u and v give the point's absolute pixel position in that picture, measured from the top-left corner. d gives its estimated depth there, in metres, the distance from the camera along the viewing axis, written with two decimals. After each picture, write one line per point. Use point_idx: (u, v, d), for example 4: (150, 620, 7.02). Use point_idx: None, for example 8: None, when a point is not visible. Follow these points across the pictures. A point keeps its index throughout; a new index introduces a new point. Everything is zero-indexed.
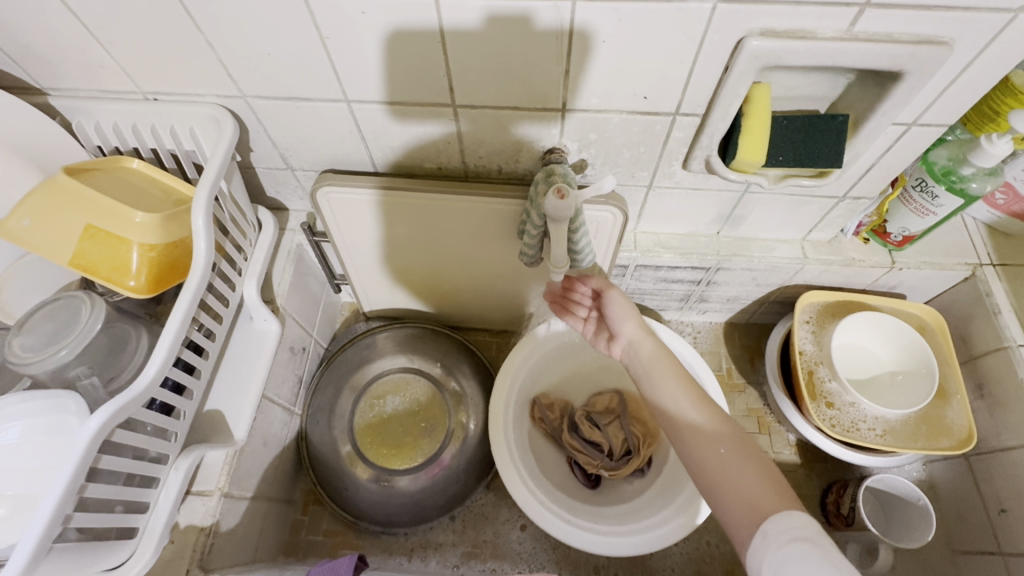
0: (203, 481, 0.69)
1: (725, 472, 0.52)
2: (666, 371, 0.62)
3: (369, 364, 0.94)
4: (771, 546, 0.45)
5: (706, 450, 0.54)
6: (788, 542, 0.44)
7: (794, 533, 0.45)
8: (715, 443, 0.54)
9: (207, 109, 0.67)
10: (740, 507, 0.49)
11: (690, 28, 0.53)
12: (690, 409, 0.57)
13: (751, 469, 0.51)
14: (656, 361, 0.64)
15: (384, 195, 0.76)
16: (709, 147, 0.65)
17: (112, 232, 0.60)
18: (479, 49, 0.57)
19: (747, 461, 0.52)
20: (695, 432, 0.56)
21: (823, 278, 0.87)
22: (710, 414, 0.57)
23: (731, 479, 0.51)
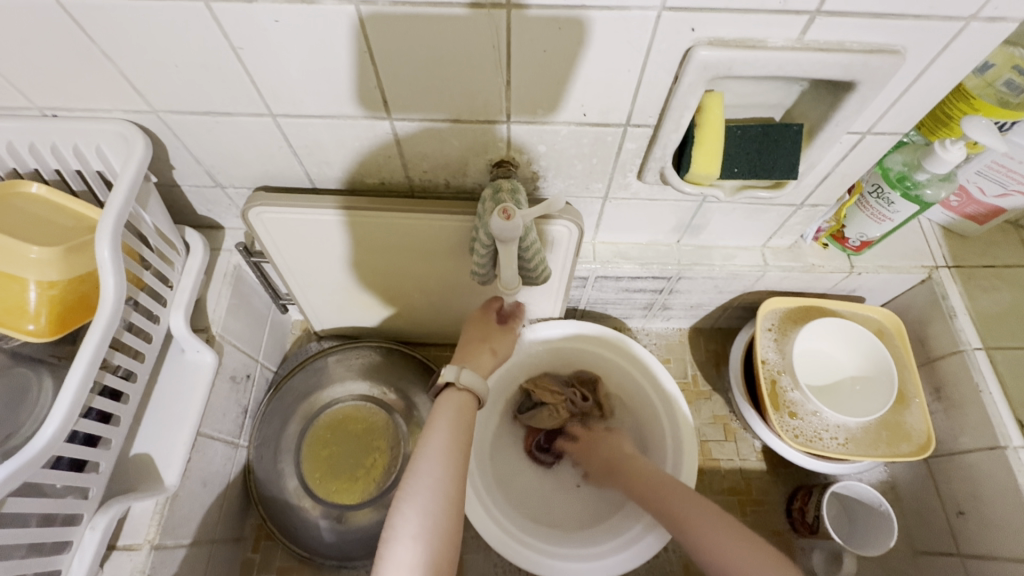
0: (129, 534, 0.63)
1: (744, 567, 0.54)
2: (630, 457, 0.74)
3: (319, 389, 0.89)
4: None
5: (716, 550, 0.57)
6: None
7: None
8: (722, 540, 0.57)
9: (113, 126, 0.60)
10: None
11: (636, 36, 0.49)
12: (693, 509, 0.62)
13: (764, 562, 0.54)
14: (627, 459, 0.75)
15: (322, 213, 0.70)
16: (663, 159, 0.62)
17: (1, 270, 0.53)
18: (409, 59, 0.52)
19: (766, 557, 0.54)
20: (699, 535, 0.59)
21: (784, 283, 0.86)
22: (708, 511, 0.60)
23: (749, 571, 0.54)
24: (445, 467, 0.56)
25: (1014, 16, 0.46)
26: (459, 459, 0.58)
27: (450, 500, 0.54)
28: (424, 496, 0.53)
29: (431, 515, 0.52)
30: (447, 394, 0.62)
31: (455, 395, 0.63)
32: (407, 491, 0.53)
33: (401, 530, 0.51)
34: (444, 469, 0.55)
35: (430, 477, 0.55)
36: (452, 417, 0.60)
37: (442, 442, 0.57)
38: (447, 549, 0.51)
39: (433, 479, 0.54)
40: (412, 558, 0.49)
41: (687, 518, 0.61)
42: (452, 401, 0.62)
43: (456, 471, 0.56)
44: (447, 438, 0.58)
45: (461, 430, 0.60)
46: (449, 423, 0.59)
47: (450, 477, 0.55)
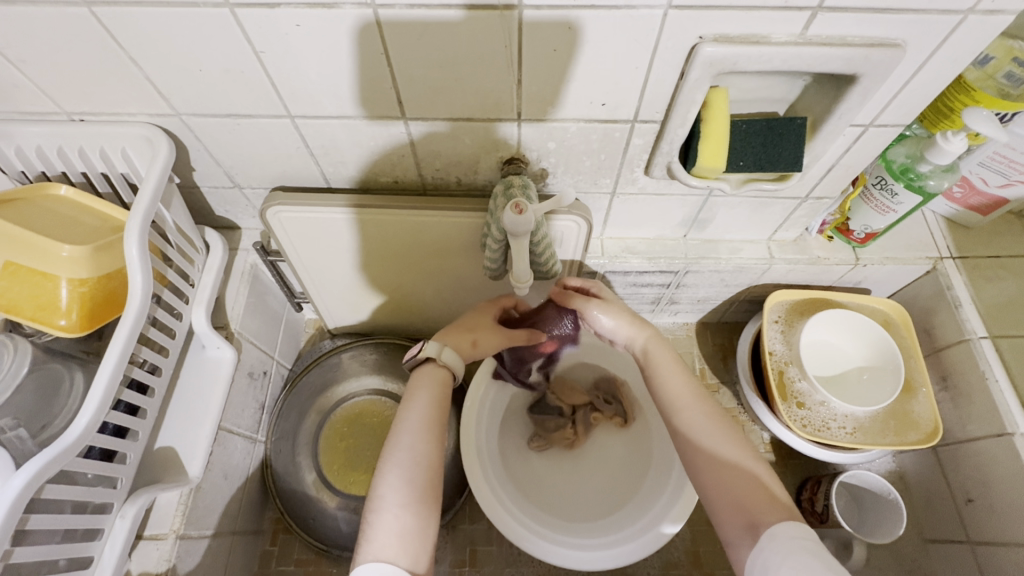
0: (156, 524, 0.65)
1: (722, 473, 0.55)
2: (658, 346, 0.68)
3: (334, 385, 0.91)
4: (767, 544, 0.48)
5: (712, 453, 0.57)
6: (787, 539, 0.47)
7: (791, 534, 0.48)
8: (719, 448, 0.57)
9: (138, 129, 0.63)
10: (727, 501, 0.54)
11: (643, 34, 0.51)
12: (689, 407, 0.62)
13: (740, 471, 0.55)
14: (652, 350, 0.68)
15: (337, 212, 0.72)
16: (670, 154, 0.64)
17: (34, 268, 0.55)
18: (424, 61, 0.54)
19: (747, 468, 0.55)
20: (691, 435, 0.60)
21: (790, 276, 0.87)
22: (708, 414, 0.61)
23: (729, 475, 0.55)
24: (424, 440, 0.58)
25: (1011, 8, 0.47)
26: (439, 431, 0.59)
27: (431, 471, 0.56)
28: (405, 467, 0.55)
29: (414, 485, 0.54)
30: (423, 369, 0.63)
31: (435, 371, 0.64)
32: (389, 463, 0.55)
33: (388, 500, 0.53)
34: (425, 443, 0.57)
35: (411, 449, 0.57)
36: (432, 385, 0.62)
37: (421, 415, 0.59)
38: (431, 515, 0.54)
39: (416, 452, 0.56)
40: (399, 526, 0.51)
41: (688, 415, 0.61)
42: (430, 375, 0.63)
43: (436, 442, 0.58)
44: (426, 411, 0.60)
45: (441, 401, 0.61)
46: (427, 393, 0.61)
47: (430, 447, 0.57)
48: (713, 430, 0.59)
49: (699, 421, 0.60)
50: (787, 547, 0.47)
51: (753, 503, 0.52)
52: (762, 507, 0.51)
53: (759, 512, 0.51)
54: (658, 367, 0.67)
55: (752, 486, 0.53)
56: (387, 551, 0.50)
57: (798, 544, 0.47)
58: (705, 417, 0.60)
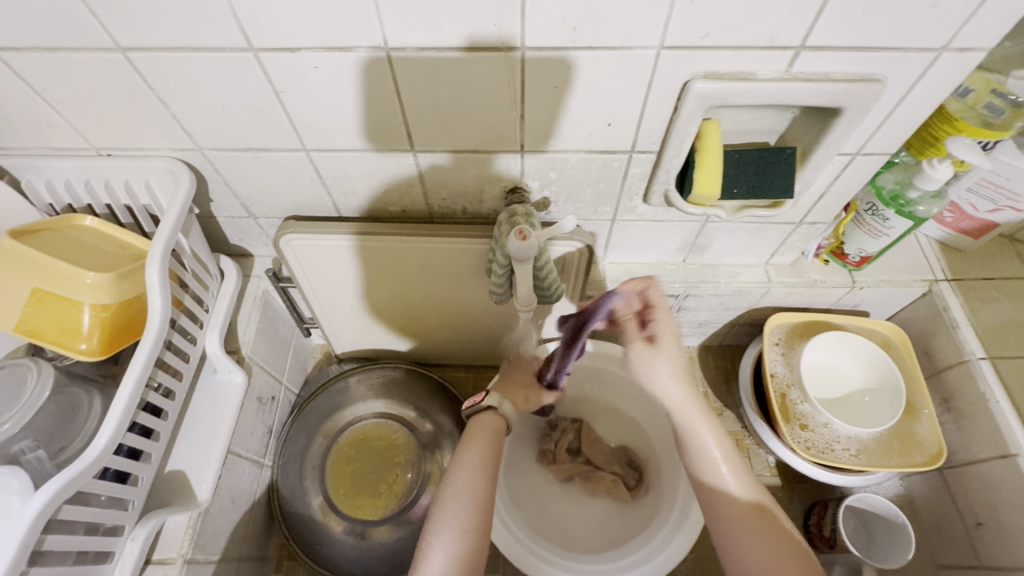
0: (164, 549, 0.66)
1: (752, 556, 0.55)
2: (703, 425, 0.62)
3: (341, 410, 0.92)
4: None
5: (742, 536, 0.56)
6: None
7: None
8: (746, 533, 0.56)
9: (162, 163, 0.66)
10: None
11: (637, 72, 0.54)
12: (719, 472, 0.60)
13: (774, 553, 0.54)
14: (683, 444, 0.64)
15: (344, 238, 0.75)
16: (666, 182, 0.67)
17: (62, 294, 0.57)
18: (433, 98, 0.58)
19: (783, 550, 0.54)
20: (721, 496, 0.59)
21: (788, 299, 0.89)
22: (745, 485, 0.59)
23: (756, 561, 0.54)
24: (482, 479, 0.61)
25: (982, 46, 0.51)
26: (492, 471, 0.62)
27: (479, 507, 0.58)
28: (462, 503, 0.57)
29: (467, 518, 0.56)
30: (487, 415, 0.67)
31: (491, 415, 0.68)
32: (445, 498, 0.58)
33: (443, 533, 0.55)
34: (478, 481, 0.60)
35: (469, 487, 0.59)
36: (488, 437, 0.65)
37: (481, 457, 0.62)
38: (480, 546, 0.56)
39: (469, 489, 0.59)
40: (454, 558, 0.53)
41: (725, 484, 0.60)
42: (487, 424, 0.67)
43: (493, 486, 0.61)
44: (486, 452, 0.63)
45: (494, 446, 0.65)
46: (479, 438, 0.64)
47: (483, 483, 0.60)
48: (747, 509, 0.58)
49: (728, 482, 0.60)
50: None
51: None
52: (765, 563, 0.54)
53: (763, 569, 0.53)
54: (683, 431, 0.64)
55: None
56: None
57: None
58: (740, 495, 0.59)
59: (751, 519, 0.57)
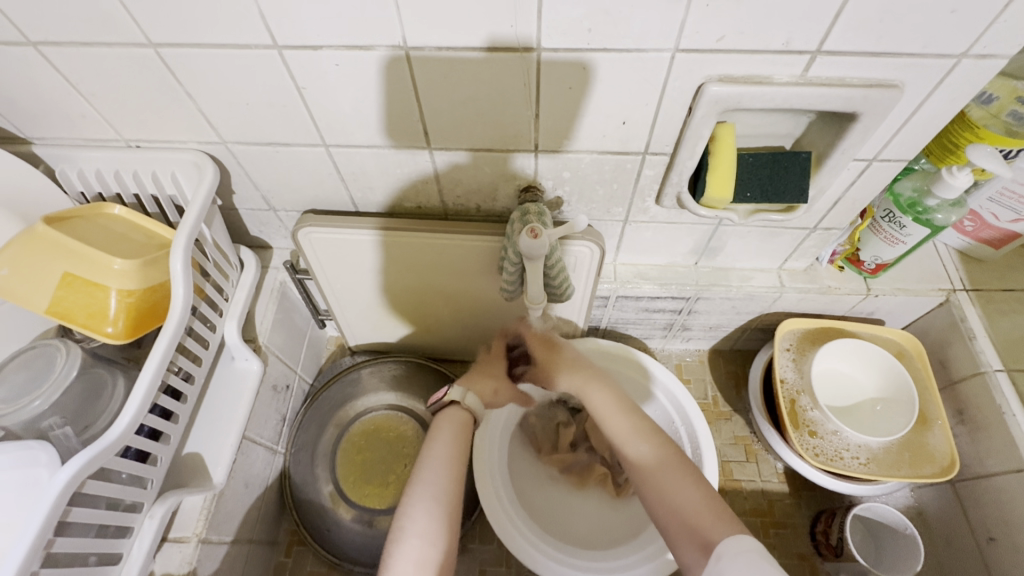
0: (179, 527, 0.68)
1: (666, 495, 0.59)
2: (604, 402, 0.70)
3: (353, 400, 0.94)
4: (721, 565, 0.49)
5: (662, 492, 0.59)
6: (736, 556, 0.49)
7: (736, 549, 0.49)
8: (669, 481, 0.59)
9: (188, 155, 0.68)
10: (677, 524, 0.56)
11: (652, 75, 0.55)
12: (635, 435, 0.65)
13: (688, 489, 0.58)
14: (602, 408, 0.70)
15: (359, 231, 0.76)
16: (679, 184, 0.67)
17: (91, 279, 0.60)
18: (450, 97, 0.59)
19: (688, 485, 0.58)
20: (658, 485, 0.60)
21: (801, 305, 0.88)
22: (647, 436, 0.65)
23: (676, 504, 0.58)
24: (447, 473, 0.64)
25: (1003, 53, 0.50)
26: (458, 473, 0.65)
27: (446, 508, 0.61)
28: (427, 500, 0.60)
29: (436, 518, 0.59)
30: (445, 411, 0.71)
31: (458, 415, 0.71)
32: (412, 501, 0.60)
33: (410, 529, 0.58)
34: (445, 486, 0.62)
35: (434, 482, 0.62)
36: (452, 431, 0.69)
37: (444, 454, 0.65)
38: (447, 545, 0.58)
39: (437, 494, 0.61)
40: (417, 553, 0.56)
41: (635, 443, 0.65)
42: (452, 417, 0.70)
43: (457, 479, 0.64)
44: (448, 447, 0.66)
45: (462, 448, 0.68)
46: (449, 438, 0.68)
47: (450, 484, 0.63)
48: (655, 456, 0.62)
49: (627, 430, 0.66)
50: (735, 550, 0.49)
51: (700, 520, 0.55)
52: (713, 527, 0.54)
53: (711, 531, 0.53)
54: (618, 431, 0.67)
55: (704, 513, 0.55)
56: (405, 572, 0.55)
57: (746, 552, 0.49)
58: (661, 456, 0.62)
59: (661, 472, 0.61)
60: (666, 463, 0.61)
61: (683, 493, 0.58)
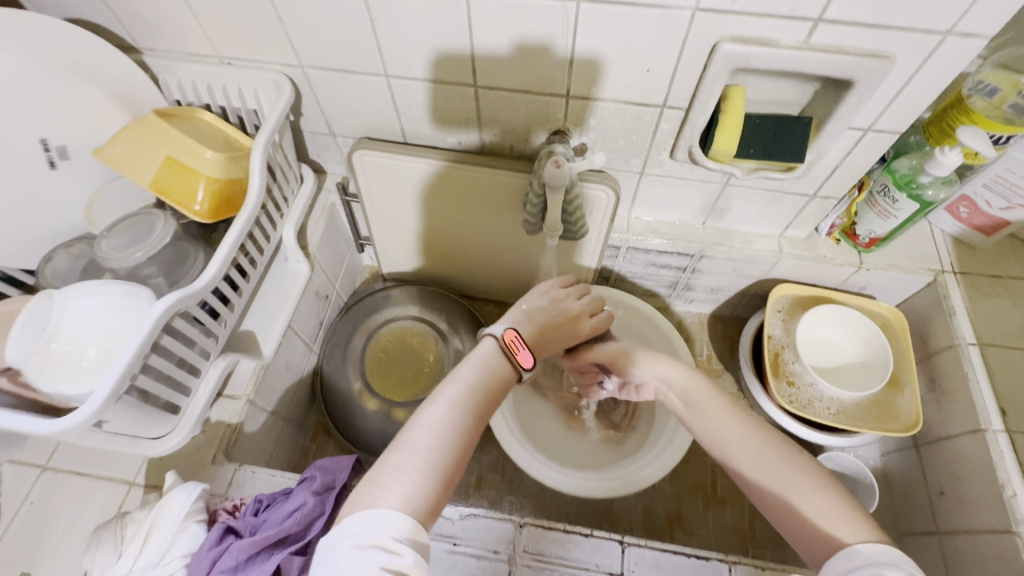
0: (233, 387, 0.80)
1: (785, 492, 0.51)
2: (705, 392, 0.61)
3: (383, 313, 1.04)
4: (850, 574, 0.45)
5: (780, 493, 0.51)
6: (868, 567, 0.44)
7: (870, 557, 0.45)
8: (778, 472, 0.52)
9: (270, 75, 0.80)
10: (797, 524, 0.50)
11: (674, 31, 0.63)
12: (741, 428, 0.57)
13: (812, 486, 0.50)
14: (693, 388, 0.63)
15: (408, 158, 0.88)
16: (691, 138, 0.76)
17: (186, 165, 0.72)
18: (499, 39, 0.69)
19: (812, 480, 0.51)
20: (757, 469, 0.53)
21: (797, 272, 0.96)
22: (733, 415, 0.58)
23: (800, 507, 0.50)
24: (463, 409, 0.52)
25: (985, 33, 0.57)
26: (481, 406, 0.54)
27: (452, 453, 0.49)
28: (429, 431, 0.49)
29: (439, 451, 0.49)
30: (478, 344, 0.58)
31: (494, 350, 0.58)
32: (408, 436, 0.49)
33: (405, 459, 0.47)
34: (456, 423, 0.51)
35: (443, 414, 0.51)
36: (482, 364, 0.56)
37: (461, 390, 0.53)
38: (448, 485, 0.48)
39: (444, 432, 0.50)
40: (408, 486, 0.46)
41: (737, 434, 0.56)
42: (484, 356, 0.57)
43: (473, 416, 0.52)
44: (470, 382, 0.54)
45: (485, 388, 0.55)
46: (471, 376, 0.55)
47: (467, 419, 0.52)
48: (764, 446, 0.54)
49: (721, 420, 0.58)
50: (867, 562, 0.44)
51: (828, 524, 0.48)
52: (846, 529, 0.47)
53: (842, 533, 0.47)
54: (706, 408, 0.60)
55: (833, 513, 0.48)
56: (393, 503, 0.45)
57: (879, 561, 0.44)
58: (766, 444, 0.55)
59: (776, 459, 0.53)
60: (764, 440, 0.55)
61: (805, 488, 0.51)
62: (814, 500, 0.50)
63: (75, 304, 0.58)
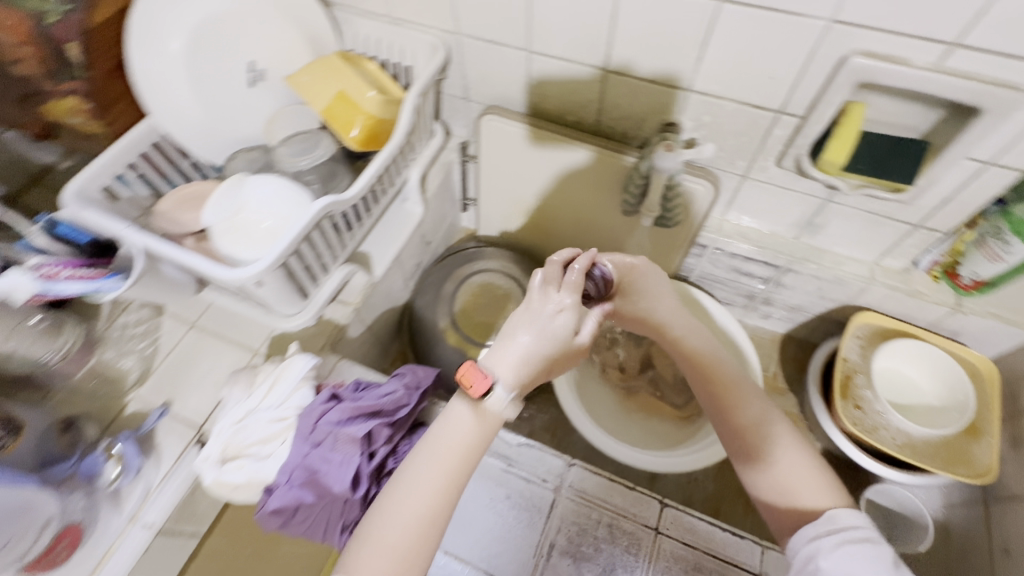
0: (346, 294, 0.93)
1: (785, 469, 0.58)
2: (718, 367, 0.66)
3: (474, 267, 1.13)
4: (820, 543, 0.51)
5: (769, 468, 0.59)
6: (840, 537, 0.50)
7: (845, 526, 0.51)
8: (785, 450, 0.59)
9: (429, 37, 0.93)
10: (783, 496, 0.57)
11: (806, 39, 0.68)
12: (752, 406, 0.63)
13: (811, 467, 0.58)
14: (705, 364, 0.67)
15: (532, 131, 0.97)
16: (802, 147, 0.79)
17: (353, 99, 0.86)
18: (638, 30, 0.76)
19: (811, 462, 0.58)
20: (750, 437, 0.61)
21: (886, 304, 0.95)
22: (753, 396, 0.64)
23: (794, 484, 0.57)
24: (435, 463, 0.51)
25: None
26: (466, 466, 0.52)
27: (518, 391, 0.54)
28: (401, 490, 0.50)
29: (405, 532, 0.48)
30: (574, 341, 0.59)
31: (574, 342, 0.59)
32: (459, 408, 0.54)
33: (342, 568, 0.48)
34: (530, 358, 0.56)
35: (424, 478, 0.50)
36: (474, 409, 0.53)
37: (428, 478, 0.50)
38: (429, 543, 0.49)
39: (520, 359, 0.55)
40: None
41: (742, 411, 0.63)
42: (479, 380, 0.52)
43: (451, 469, 0.51)
44: (470, 420, 0.53)
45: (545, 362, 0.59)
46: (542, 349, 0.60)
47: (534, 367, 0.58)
48: (775, 427, 0.61)
49: (727, 392, 0.64)
50: (840, 528, 0.51)
51: (814, 499, 0.55)
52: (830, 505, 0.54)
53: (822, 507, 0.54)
54: (713, 381, 0.66)
55: (822, 490, 0.56)
56: None
57: (853, 528, 0.50)
58: (776, 424, 0.61)
59: (780, 439, 0.60)
60: (768, 415, 0.62)
61: (805, 468, 0.58)
62: (808, 476, 0.57)
63: (258, 189, 0.72)
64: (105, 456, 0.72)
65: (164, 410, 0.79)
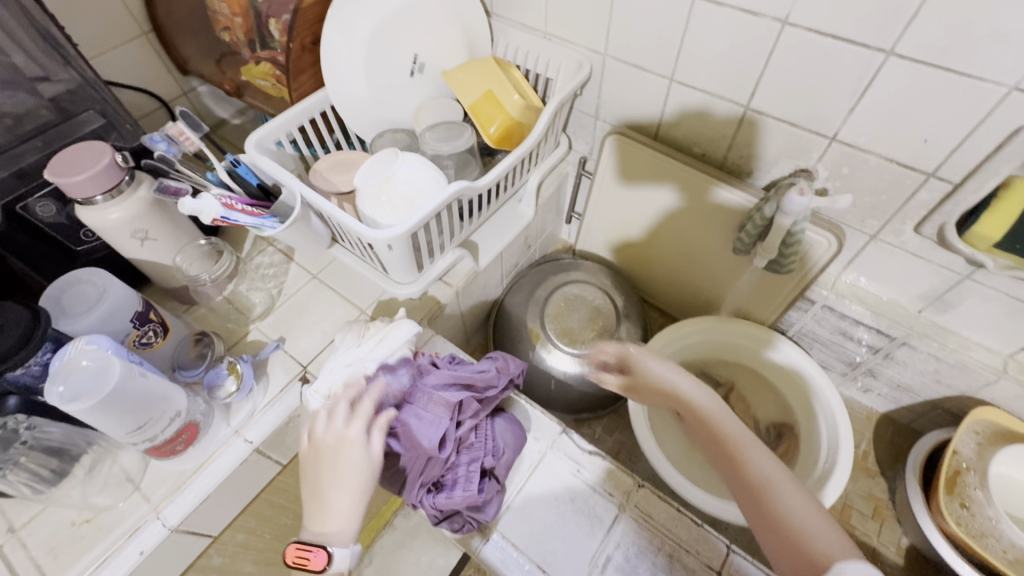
0: (450, 277, 0.99)
1: (778, 507, 0.56)
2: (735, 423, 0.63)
3: (566, 278, 1.15)
4: None
5: (804, 530, 0.53)
6: None
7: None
8: (789, 496, 0.56)
9: (576, 55, 0.98)
10: (794, 553, 0.52)
11: (979, 103, 0.65)
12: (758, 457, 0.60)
13: (804, 504, 0.56)
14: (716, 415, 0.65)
15: (663, 160, 1.01)
16: (949, 215, 0.75)
17: (498, 101, 0.93)
18: (791, 71, 0.77)
19: (803, 498, 0.56)
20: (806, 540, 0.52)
21: (1016, 403, 0.86)
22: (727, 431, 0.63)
23: (776, 520, 0.55)
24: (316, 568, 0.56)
25: None
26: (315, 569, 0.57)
27: (362, 518, 0.59)
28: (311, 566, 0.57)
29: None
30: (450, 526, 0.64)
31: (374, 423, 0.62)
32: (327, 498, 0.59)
33: None
34: (359, 503, 0.59)
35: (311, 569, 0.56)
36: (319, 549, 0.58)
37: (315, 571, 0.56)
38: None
39: (349, 509, 0.59)
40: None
41: (757, 464, 0.59)
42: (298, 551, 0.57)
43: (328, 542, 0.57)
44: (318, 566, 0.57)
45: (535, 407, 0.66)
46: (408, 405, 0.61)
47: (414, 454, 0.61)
48: (772, 467, 0.59)
49: (764, 456, 0.60)
50: None
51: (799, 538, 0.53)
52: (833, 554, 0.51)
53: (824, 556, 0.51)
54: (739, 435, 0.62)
55: (824, 530, 0.53)
56: None
57: None
58: (781, 473, 0.59)
59: (785, 487, 0.57)
60: (779, 476, 0.58)
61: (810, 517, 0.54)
62: (805, 514, 0.55)
63: (404, 163, 0.79)
64: (226, 372, 0.80)
65: (279, 344, 0.87)
